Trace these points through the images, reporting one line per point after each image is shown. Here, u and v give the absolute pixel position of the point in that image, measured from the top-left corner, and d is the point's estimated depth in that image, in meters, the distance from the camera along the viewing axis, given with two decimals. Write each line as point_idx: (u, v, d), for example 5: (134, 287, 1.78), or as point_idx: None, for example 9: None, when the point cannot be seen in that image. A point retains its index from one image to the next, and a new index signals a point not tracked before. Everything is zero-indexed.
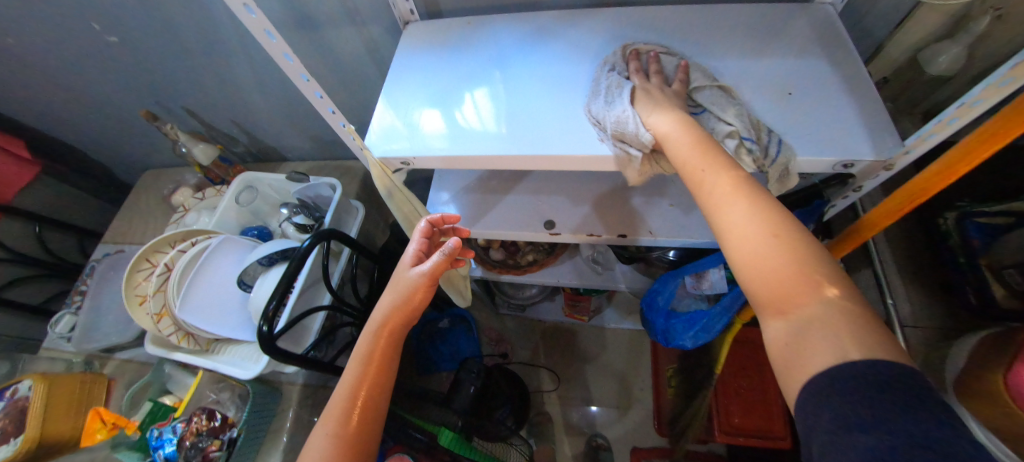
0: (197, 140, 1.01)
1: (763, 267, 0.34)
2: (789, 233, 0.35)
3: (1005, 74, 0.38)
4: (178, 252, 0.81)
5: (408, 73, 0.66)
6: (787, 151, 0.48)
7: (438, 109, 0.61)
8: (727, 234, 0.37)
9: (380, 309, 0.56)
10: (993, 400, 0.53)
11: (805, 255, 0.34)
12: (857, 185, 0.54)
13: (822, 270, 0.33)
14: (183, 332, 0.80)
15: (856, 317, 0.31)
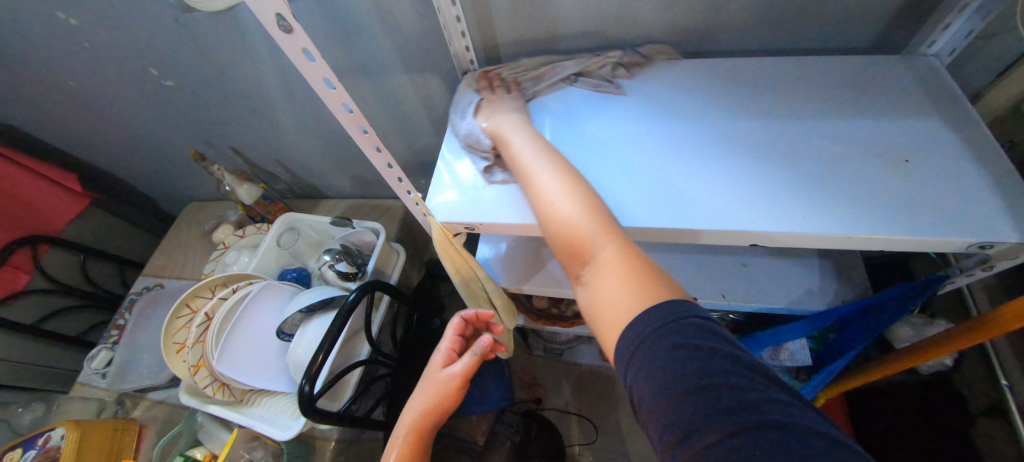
0: (241, 179, 1.00)
1: (605, 285, 0.39)
2: (623, 248, 0.40)
3: None
4: (220, 299, 0.78)
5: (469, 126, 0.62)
6: (911, 230, 0.42)
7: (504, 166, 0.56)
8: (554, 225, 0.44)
9: (410, 409, 0.53)
10: None
11: (642, 267, 0.38)
12: (988, 265, 0.46)
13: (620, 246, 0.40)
14: (218, 384, 0.76)
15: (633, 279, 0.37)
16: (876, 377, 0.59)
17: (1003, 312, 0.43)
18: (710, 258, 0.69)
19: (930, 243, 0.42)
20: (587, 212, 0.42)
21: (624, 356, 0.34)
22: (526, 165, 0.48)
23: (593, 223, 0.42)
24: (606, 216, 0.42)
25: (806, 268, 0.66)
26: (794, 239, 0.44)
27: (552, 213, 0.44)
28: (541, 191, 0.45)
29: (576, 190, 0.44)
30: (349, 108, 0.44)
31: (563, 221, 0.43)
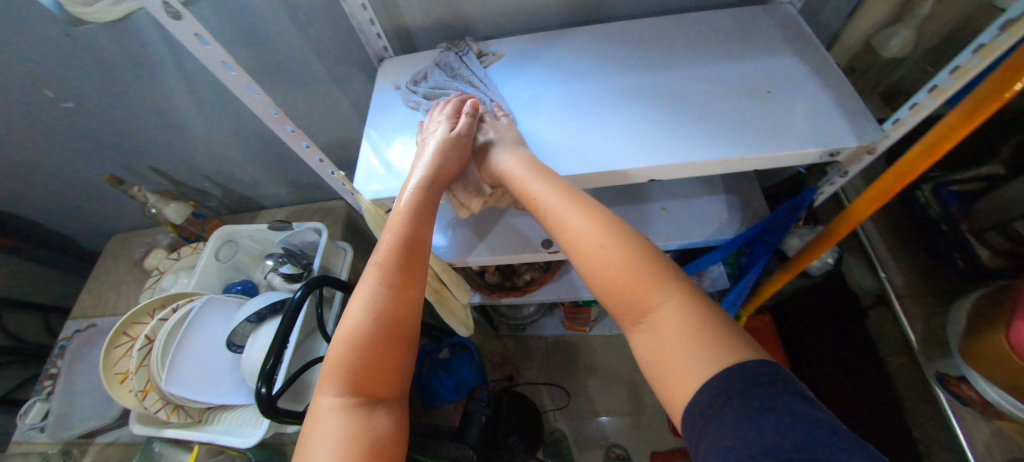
0: (167, 198, 0.96)
1: (661, 315, 0.38)
2: (678, 293, 0.39)
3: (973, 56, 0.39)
4: (159, 321, 0.76)
5: (389, 110, 0.65)
6: (774, 146, 0.49)
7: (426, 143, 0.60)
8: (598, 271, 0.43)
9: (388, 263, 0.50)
10: (1001, 360, 0.54)
11: (699, 310, 0.38)
12: (843, 171, 0.55)
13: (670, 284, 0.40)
14: (172, 406, 0.74)
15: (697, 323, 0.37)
16: (779, 286, 0.67)
17: (855, 206, 0.52)
18: (632, 207, 0.76)
19: (788, 157, 0.50)
20: (626, 252, 0.42)
21: (692, 424, 0.33)
22: (554, 207, 0.47)
23: (631, 258, 0.42)
24: (655, 259, 0.42)
25: (713, 202, 0.74)
26: (680, 170, 0.51)
27: (594, 259, 0.43)
28: (575, 234, 0.45)
29: (609, 235, 0.44)
30: (256, 93, 0.45)
31: (609, 270, 0.42)
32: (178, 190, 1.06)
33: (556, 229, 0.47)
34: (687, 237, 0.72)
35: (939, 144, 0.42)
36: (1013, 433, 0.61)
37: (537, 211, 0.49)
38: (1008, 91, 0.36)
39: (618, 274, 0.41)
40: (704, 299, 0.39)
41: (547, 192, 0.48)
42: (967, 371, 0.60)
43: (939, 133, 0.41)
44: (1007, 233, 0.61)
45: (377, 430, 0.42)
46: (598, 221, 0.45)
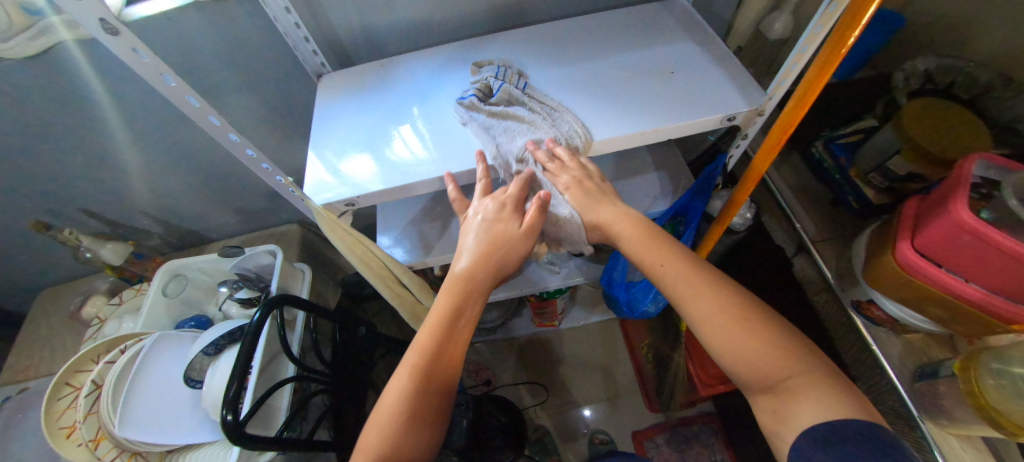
0: (103, 240, 0.92)
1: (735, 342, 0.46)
2: (808, 371, 0.43)
3: (818, 23, 0.48)
4: (107, 364, 0.72)
5: (332, 121, 0.67)
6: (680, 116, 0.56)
7: (371, 147, 0.63)
8: (714, 333, 0.48)
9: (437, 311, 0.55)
10: (895, 276, 0.64)
11: (799, 360, 0.44)
12: (744, 133, 0.63)
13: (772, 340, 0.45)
14: (129, 453, 0.70)
15: (814, 377, 0.43)
16: (711, 246, 0.75)
17: (757, 159, 0.59)
18: None
19: (694, 124, 0.57)
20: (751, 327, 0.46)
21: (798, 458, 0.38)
22: (685, 287, 0.51)
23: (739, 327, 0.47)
24: (782, 336, 0.46)
25: (645, 179, 0.82)
26: (605, 145, 0.58)
27: (725, 336, 0.47)
28: (705, 313, 0.49)
29: (745, 311, 0.47)
30: (197, 103, 0.46)
31: (741, 348, 0.46)
32: (114, 231, 1.00)
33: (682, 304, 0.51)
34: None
35: (807, 96, 0.50)
36: (921, 345, 0.70)
37: (661, 281, 0.53)
38: (844, 47, 0.44)
39: (753, 345, 0.45)
40: (840, 384, 0.42)
41: (679, 269, 0.52)
42: (873, 294, 0.69)
43: (805, 88, 0.49)
44: (880, 173, 0.70)
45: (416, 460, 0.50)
46: (724, 299, 0.49)
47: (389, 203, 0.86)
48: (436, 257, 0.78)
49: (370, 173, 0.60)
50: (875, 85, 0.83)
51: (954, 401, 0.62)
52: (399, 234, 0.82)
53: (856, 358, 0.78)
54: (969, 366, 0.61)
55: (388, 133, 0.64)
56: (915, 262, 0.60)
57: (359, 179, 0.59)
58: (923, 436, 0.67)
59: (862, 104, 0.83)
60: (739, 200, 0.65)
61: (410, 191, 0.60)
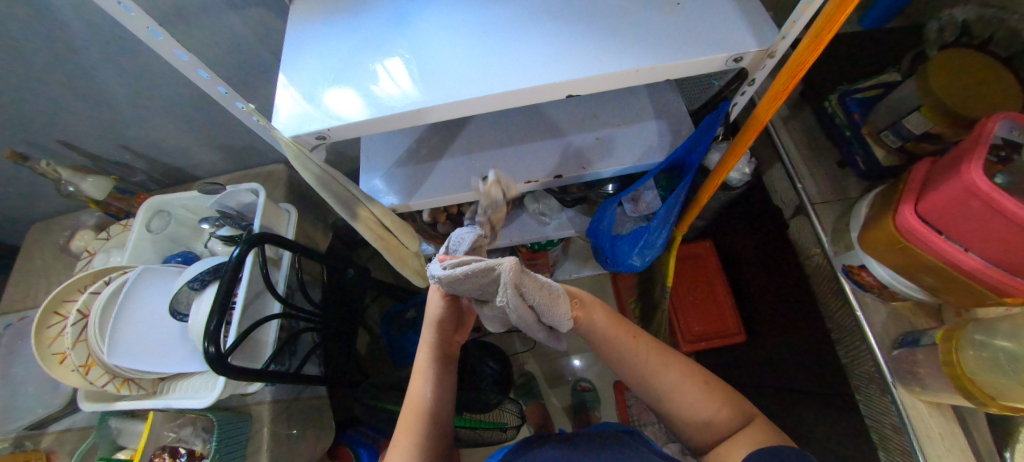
0: (83, 173, 0.90)
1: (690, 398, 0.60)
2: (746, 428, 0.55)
3: None
4: (91, 295, 0.73)
5: (303, 48, 0.62)
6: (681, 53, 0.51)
7: (343, 77, 0.58)
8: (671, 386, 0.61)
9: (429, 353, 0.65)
10: (891, 242, 0.61)
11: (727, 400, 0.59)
12: (752, 78, 0.58)
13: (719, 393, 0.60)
14: (121, 378, 0.73)
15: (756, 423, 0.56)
16: (704, 202, 0.73)
17: (761, 108, 0.55)
18: (568, 140, 0.78)
19: (693, 65, 0.53)
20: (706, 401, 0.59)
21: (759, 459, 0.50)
22: (655, 363, 0.61)
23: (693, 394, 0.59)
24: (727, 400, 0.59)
25: (642, 129, 0.78)
26: (594, 83, 0.54)
27: (688, 404, 0.59)
28: (668, 389, 0.60)
29: (699, 382, 0.60)
30: (132, 11, 0.40)
31: (696, 407, 0.59)
32: (96, 166, 0.98)
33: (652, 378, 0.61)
34: (621, 165, 0.75)
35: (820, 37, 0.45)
36: (907, 313, 0.70)
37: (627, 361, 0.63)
38: None
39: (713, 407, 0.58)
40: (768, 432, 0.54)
41: (643, 350, 0.62)
42: (866, 259, 0.67)
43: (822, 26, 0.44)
44: (894, 131, 0.66)
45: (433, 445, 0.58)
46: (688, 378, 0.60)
47: (373, 144, 0.83)
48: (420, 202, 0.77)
49: (343, 106, 0.56)
50: (905, 35, 0.75)
51: (931, 370, 0.62)
52: (383, 177, 0.79)
53: (838, 323, 0.77)
54: (952, 337, 0.60)
55: (362, 63, 0.59)
56: (914, 228, 0.57)
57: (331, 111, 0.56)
58: (893, 402, 0.67)
59: (887, 56, 0.76)
60: (736, 155, 0.61)
61: (386, 126, 0.58)
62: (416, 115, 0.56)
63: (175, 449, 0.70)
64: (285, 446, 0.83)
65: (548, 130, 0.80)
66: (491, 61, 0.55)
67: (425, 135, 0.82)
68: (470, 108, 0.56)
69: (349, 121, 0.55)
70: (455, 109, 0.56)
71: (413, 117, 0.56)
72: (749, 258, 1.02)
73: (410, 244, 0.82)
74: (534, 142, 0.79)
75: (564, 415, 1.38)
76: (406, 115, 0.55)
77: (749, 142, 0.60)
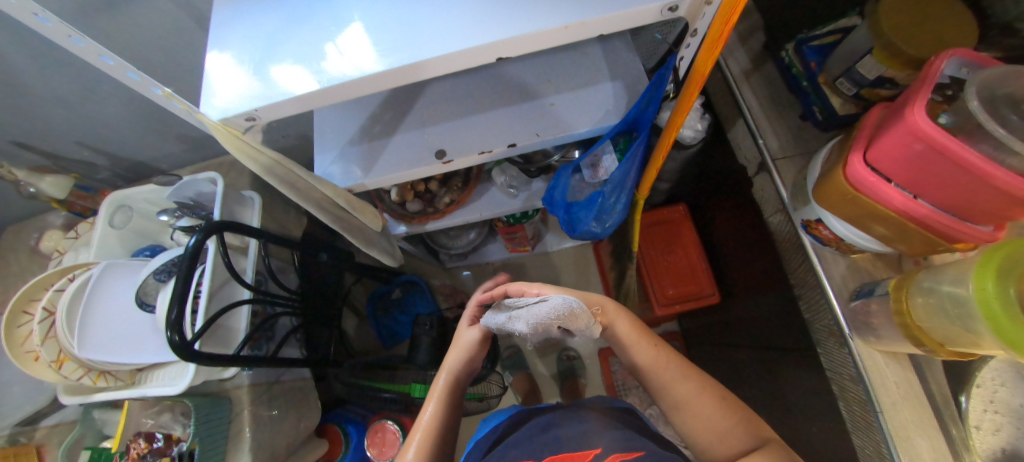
0: (41, 173, 0.89)
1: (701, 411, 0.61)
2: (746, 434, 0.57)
3: None
4: (56, 292, 0.73)
5: (230, 25, 0.60)
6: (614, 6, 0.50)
7: (270, 53, 0.57)
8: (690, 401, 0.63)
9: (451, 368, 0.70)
10: (842, 193, 0.60)
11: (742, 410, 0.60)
12: (693, 29, 0.56)
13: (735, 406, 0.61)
14: (96, 371, 0.74)
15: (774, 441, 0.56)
16: (660, 163, 0.72)
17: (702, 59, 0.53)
18: (523, 107, 0.77)
19: (625, 18, 0.51)
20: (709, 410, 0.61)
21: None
22: (667, 376, 0.65)
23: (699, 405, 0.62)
24: (740, 415, 0.59)
25: (598, 91, 0.76)
26: (525, 44, 0.52)
27: (694, 413, 0.61)
28: (677, 398, 0.63)
29: (707, 397, 0.62)
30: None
31: (705, 418, 0.60)
32: (55, 165, 0.97)
33: (664, 388, 0.65)
34: (575, 130, 0.74)
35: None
36: (866, 264, 0.69)
37: (640, 366, 0.68)
38: None
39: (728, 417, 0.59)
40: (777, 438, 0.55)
41: (658, 361, 0.67)
42: (821, 213, 0.66)
43: None
44: (849, 78, 0.63)
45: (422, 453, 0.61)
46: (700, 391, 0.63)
47: (325, 124, 0.81)
48: (376, 181, 0.77)
49: (271, 83, 0.55)
50: None
51: (884, 320, 0.62)
52: (338, 157, 0.78)
53: (800, 279, 0.77)
54: (903, 285, 0.60)
55: (289, 37, 0.57)
56: (864, 177, 0.56)
57: (260, 89, 0.55)
58: (850, 352, 0.68)
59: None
60: (682, 113, 0.60)
61: (320, 101, 0.57)
62: (347, 88, 0.55)
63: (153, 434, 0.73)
64: (267, 426, 0.86)
65: (502, 99, 0.78)
66: (417, 26, 0.53)
67: (378, 111, 0.80)
68: (400, 78, 0.55)
69: (279, 98, 0.54)
70: (386, 80, 0.55)
71: (344, 91, 0.55)
72: (720, 219, 1.02)
73: (372, 222, 0.84)
74: (487, 112, 0.77)
75: (551, 382, 1.42)
76: (336, 90, 0.54)
77: (692, 98, 0.58)
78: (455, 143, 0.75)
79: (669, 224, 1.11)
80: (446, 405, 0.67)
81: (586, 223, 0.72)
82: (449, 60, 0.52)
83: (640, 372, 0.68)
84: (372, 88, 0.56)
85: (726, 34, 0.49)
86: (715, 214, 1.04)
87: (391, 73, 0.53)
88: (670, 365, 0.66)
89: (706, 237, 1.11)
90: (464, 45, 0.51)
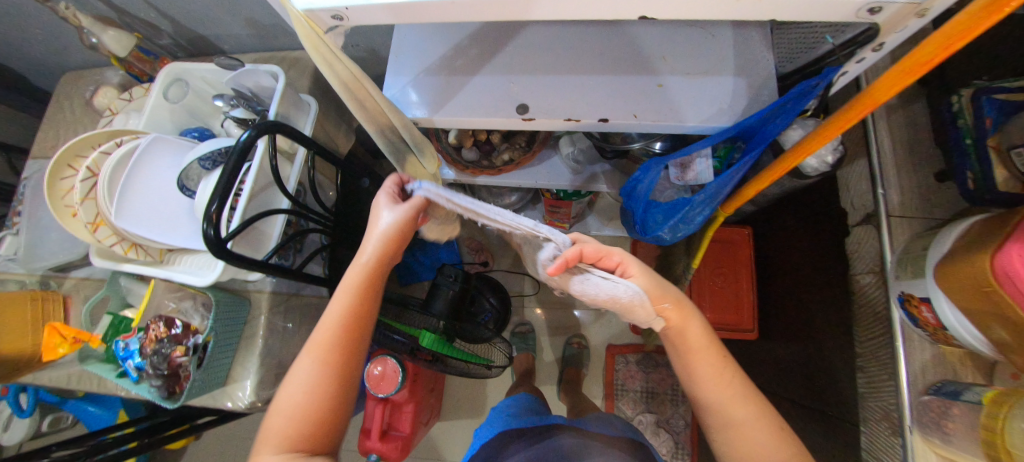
0: (105, 24, 0.85)
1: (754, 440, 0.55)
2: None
3: None
4: (101, 154, 0.71)
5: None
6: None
7: None
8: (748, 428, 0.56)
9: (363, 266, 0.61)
10: (978, 282, 0.50)
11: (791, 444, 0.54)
12: (878, 43, 0.45)
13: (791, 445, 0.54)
14: (129, 242, 0.74)
15: None
16: (764, 186, 0.62)
17: (882, 84, 0.43)
18: (626, 79, 0.67)
19: (824, 6, 0.39)
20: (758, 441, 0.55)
21: None
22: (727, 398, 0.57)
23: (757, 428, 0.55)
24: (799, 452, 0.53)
25: (716, 84, 0.66)
26: (683, 9, 0.41)
27: (749, 438, 0.55)
28: (736, 422, 0.56)
29: (761, 426, 0.55)
30: None
31: (757, 447, 0.54)
32: (120, 19, 0.92)
33: (718, 408, 0.58)
34: (677, 123, 0.65)
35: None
36: (954, 359, 0.62)
37: (701, 383, 0.58)
38: None
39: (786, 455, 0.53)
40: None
41: (724, 382, 0.58)
42: (933, 292, 0.57)
43: None
44: None
45: (307, 369, 0.56)
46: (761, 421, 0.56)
47: (404, 44, 0.73)
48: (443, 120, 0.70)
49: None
50: None
51: (962, 428, 0.55)
52: (409, 84, 0.71)
53: (869, 350, 0.70)
54: (1003, 401, 0.52)
55: None
56: (1017, 273, 0.46)
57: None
58: (902, 445, 0.62)
59: None
60: (823, 139, 0.50)
61: (410, 17, 0.47)
62: (445, 9, 0.45)
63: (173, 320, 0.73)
64: (280, 337, 0.86)
65: (605, 66, 0.68)
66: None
67: (464, 44, 0.72)
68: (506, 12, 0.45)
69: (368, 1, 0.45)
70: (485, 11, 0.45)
71: (441, 12, 0.45)
72: (788, 257, 0.94)
73: (429, 164, 0.78)
74: (585, 76, 0.68)
75: (553, 369, 1.44)
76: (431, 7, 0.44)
77: (843, 126, 0.48)
78: (540, 102, 0.67)
79: (729, 245, 1.02)
80: (359, 299, 0.60)
81: (661, 230, 0.64)
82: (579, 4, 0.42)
83: (694, 384, 0.59)
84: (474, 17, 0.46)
85: (932, 63, 0.39)
86: (784, 249, 0.95)
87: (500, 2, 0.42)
88: (735, 389, 0.57)
89: (762, 270, 1.04)
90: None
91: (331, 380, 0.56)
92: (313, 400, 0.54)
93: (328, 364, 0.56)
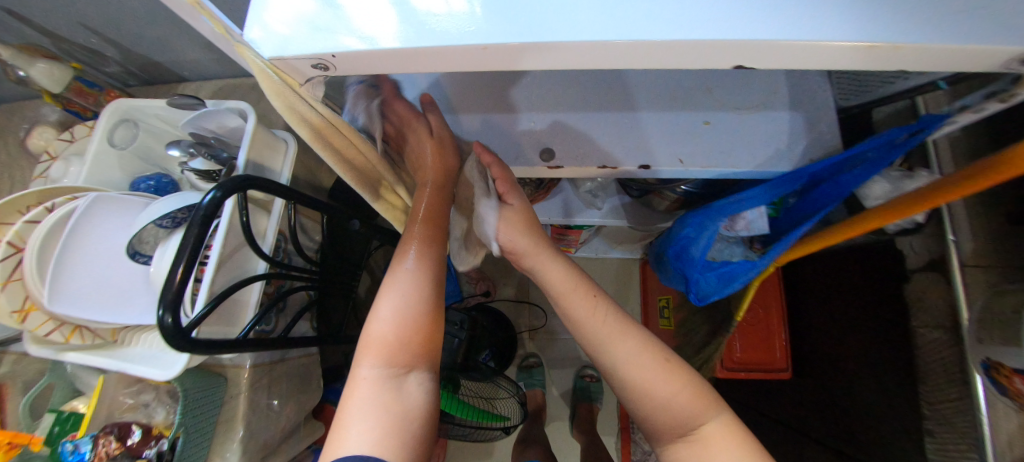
0: (32, 55, 0.71)
1: (647, 379, 0.58)
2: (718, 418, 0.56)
3: None
4: (27, 223, 0.57)
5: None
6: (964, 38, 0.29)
7: None
8: (632, 362, 0.59)
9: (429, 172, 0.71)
10: None
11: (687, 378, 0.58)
12: (1012, 92, 0.36)
13: (687, 383, 0.57)
14: (70, 327, 0.61)
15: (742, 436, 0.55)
16: (831, 241, 0.55)
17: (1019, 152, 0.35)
18: (668, 115, 0.57)
19: (979, 55, 0.30)
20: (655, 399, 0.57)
21: None
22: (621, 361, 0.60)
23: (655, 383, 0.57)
24: (690, 377, 0.58)
25: (771, 119, 0.56)
26: (788, 56, 0.31)
27: (647, 381, 0.58)
28: (619, 356, 0.59)
29: (644, 358, 0.59)
30: None
31: (651, 388, 0.58)
32: (54, 47, 0.78)
33: (603, 344, 0.61)
34: (728, 169, 0.56)
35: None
36: None
37: (580, 323, 0.63)
38: None
39: (678, 386, 0.57)
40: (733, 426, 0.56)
41: (599, 319, 0.62)
42: None
43: None
44: None
45: (405, 268, 0.64)
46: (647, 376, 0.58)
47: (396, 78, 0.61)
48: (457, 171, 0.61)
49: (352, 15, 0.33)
50: None
51: None
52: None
53: None
54: None
55: None
56: None
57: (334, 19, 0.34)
58: None
59: None
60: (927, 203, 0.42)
61: (415, 66, 0.36)
62: (466, 55, 0.34)
63: (124, 430, 0.60)
64: (264, 416, 0.75)
65: (641, 100, 0.57)
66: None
67: (472, 76, 0.61)
68: (547, 58, 0.34)
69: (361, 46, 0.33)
70: (521, 55, 0.34)
71: (462, 57, 0.34)
72: (822, 293, 0.87)
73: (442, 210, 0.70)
74: (617, 113, 0.57)
75: (562, 405, 1.36)
76: (449, 50, 0.33)
77: (957, 193, 0.40)
78: (566, 146, 0.57)
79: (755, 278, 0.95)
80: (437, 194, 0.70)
81: (719, 296, 0.55)
82: (654, 47, 0.31)
83: (575, 325, 0.64)
84: (504, 63, 0.35)
85: None
86: (817, 284, 0.88)
87: (544, 48, 0.32)
88: (630, 347, 0.60)
89: (790, 303, 0.97)
90: (700, 24, 0.29)
91: (425, 286, 0.63)
92: (417, 301, 0.62)
93: (424, 258, 0.65)
